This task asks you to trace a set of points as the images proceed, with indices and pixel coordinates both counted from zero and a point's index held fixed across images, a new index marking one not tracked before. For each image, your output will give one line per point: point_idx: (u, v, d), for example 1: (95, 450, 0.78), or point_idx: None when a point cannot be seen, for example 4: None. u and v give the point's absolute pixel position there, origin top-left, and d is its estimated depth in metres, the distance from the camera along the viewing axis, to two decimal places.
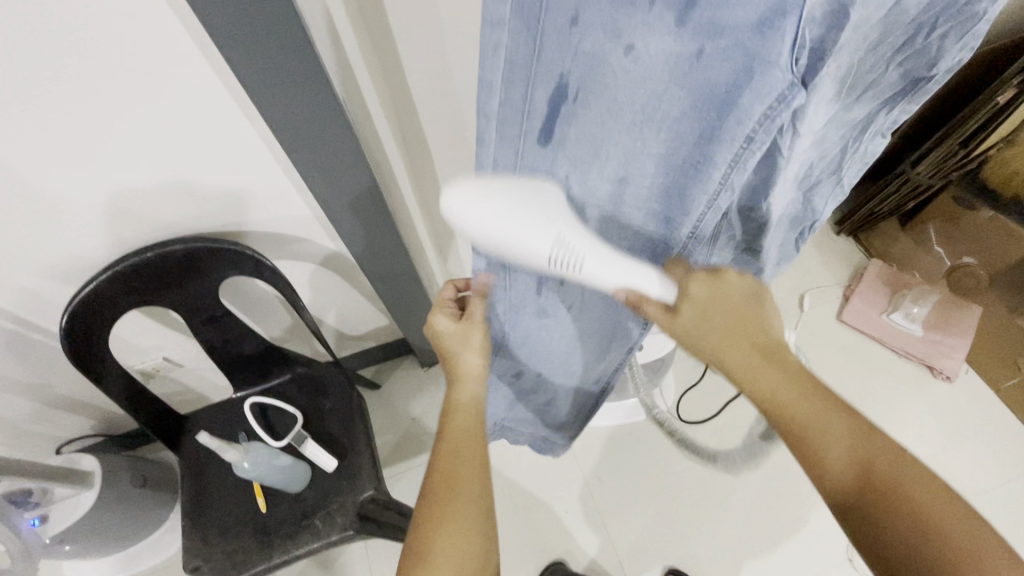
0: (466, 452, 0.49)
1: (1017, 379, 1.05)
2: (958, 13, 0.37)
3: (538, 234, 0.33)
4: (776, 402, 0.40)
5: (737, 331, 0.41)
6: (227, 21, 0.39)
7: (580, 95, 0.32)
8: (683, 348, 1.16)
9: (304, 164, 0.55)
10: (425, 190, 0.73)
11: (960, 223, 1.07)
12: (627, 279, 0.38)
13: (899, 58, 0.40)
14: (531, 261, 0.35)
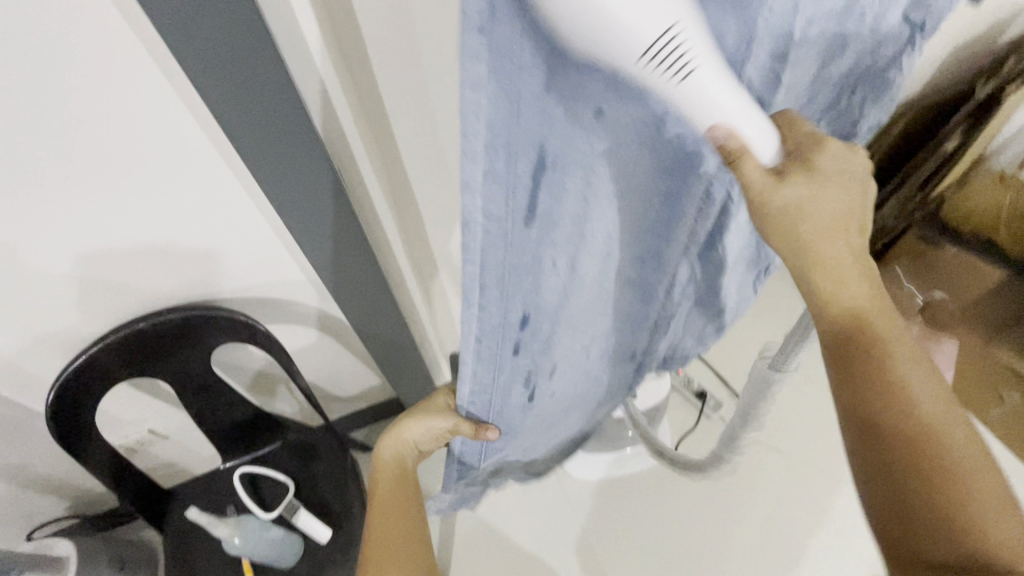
0: (393, 507, 0.56)
1: (1003, 412, 1.08)
2: (876, 77, 0.45)
3: (653, 13, 0.22)
4: (857, 316, 0.37)
5: (839, 228, 0.36)
6: (234, 103, 0.42)
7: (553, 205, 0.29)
8: (675, 394, 1.15)
9: (301, 229, 0.57)
10: (417, 248, 0.75)
11: (924, 260, 1.15)
12: (732, 114, 0.28)
13: (830, 114, 0.48)
14: (615, 68, 0.24)
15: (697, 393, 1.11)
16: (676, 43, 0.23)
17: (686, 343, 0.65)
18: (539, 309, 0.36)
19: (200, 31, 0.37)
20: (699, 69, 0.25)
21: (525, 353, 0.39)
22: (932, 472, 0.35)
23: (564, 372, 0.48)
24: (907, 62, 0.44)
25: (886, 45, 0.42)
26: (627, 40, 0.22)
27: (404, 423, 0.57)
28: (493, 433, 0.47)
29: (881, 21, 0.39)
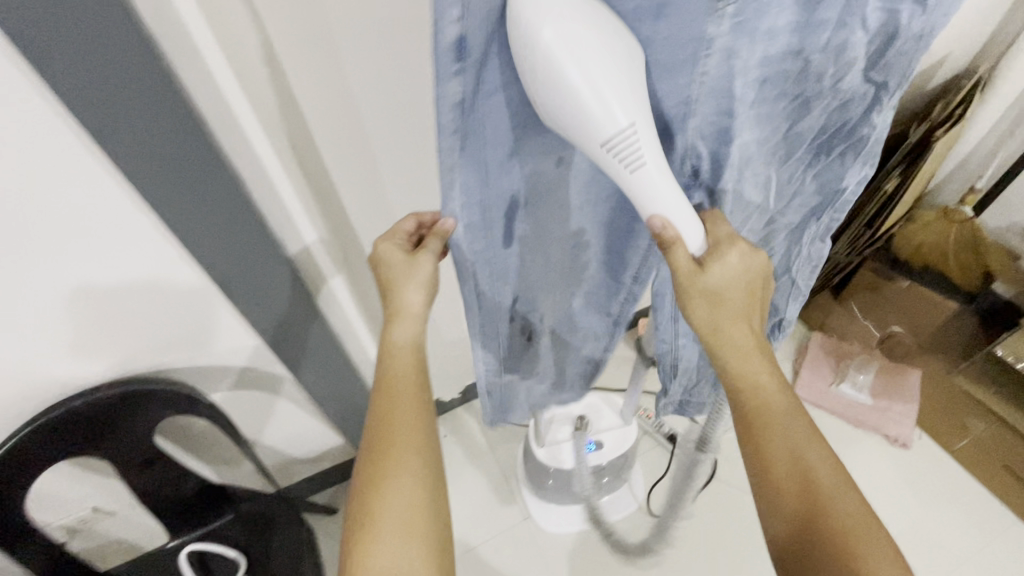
0: (396, 401, 0.47)
1: (965, 441, 1.10)
2: (849, 134, 0.50)
3: (607, 114, 0.32)
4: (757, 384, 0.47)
5: (740, 306, 0.46)
6: (158, 184, 0.43)
7: (529, 198, 0.42)
8: (645, 438, 1.12)
9: (240, 303, 0.57)
10: (372, 305, 0.75)
11: (881, 293, 1.17)
12: (662, 199, 0.38)
13: (813, 169, 0.53)
14: (587, 137, 0.34)
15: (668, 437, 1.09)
16: (627, 140, 0.34)
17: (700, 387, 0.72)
18: (516, 233, 0.44)
19: (118, 118, 0.38)
20: (647, 162, 0.35)
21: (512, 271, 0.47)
22: (824, 519, 0.43)
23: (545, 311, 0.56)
24: (878, 116, 0.48)
25: (853, 102, 0.47)
26: (590, 116, 0.32)
27: (388, 295, 0.48)
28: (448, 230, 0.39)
29: (840, 81, 0.44)
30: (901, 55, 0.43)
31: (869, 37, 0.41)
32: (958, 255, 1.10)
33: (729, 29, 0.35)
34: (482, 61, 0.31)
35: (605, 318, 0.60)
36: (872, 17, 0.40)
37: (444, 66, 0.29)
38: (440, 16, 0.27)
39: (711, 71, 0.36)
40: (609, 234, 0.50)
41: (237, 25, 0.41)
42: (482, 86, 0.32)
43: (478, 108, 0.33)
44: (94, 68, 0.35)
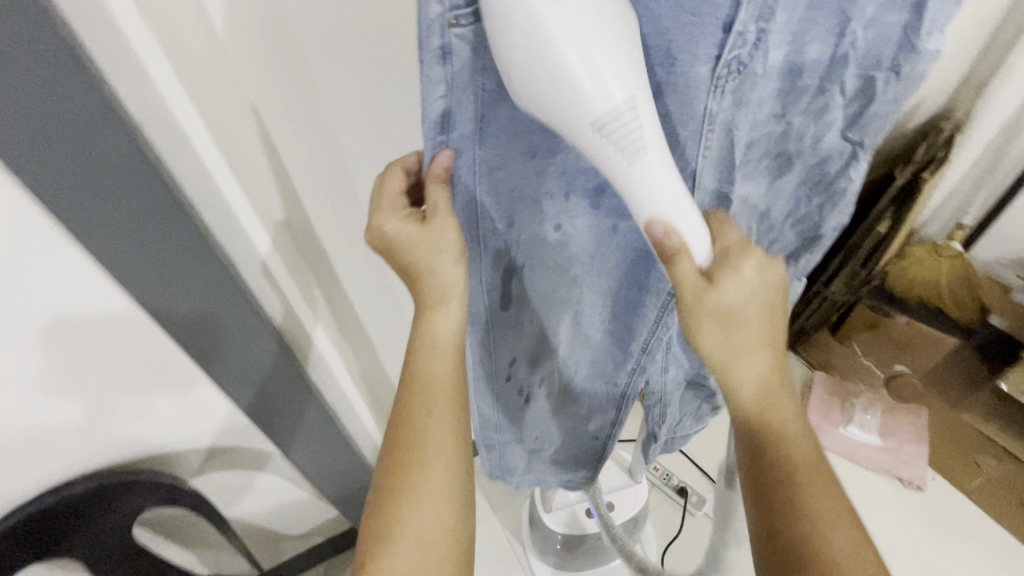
0: (432, 405, 0.41)
1: (979, 479, 1.08)
2: (827, 187, 0.44)
3: (603, 86, 0.26)
4: (763, 414, 0.42)
5: (761, 323, 0.41)
6: (135, 267, 0.40)
7: (529, 269, 0.40)
8: (654, 492, 1.07)
9: (225, 380, 0.53)
10: (366, 367, 0.72)
11: (883, 331, 1.16)
12: (668, 208, 0.31)
13: (791, 220, 0.47)
14: (570, 119, 0.27)
15: (677, 489, 1.05)
16: (628, 122, 0.27)
17: (686, 428, 0.68)
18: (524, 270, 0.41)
19: (97, 201, 0.36)
20: (649, 152, 0.29)
21: (513, 312, 0.44)
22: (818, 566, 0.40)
23: (558, 369, 0.53)
24: (856, 172, 0.43)
25: (832, 159, 0.42)
26: (581, 84, 0.26)
27: (419, 278, 0.38)
28: (444, 159, 0.30)
29: (819, 141, 0.39)
30: (875, 116, 0.38)
31: (846, 100, 0.37)
32: (953, 291, 1.11)
33: (729, 104, 0.31)
34: (477, 141, 0.30)
35: (612, 388, 0.56)
36: (850, 83, 0.35)
37: (428, 138, 0.29)
38: (427, 98, 0.26)
39: (714, 141, 0.33)
40: (614, 308, 0.46)
41: (229, 115, 0.39)
42: (484, 160, 0.31)
43: (478, 184, 0.32)
44: (70, 152, 0.33)
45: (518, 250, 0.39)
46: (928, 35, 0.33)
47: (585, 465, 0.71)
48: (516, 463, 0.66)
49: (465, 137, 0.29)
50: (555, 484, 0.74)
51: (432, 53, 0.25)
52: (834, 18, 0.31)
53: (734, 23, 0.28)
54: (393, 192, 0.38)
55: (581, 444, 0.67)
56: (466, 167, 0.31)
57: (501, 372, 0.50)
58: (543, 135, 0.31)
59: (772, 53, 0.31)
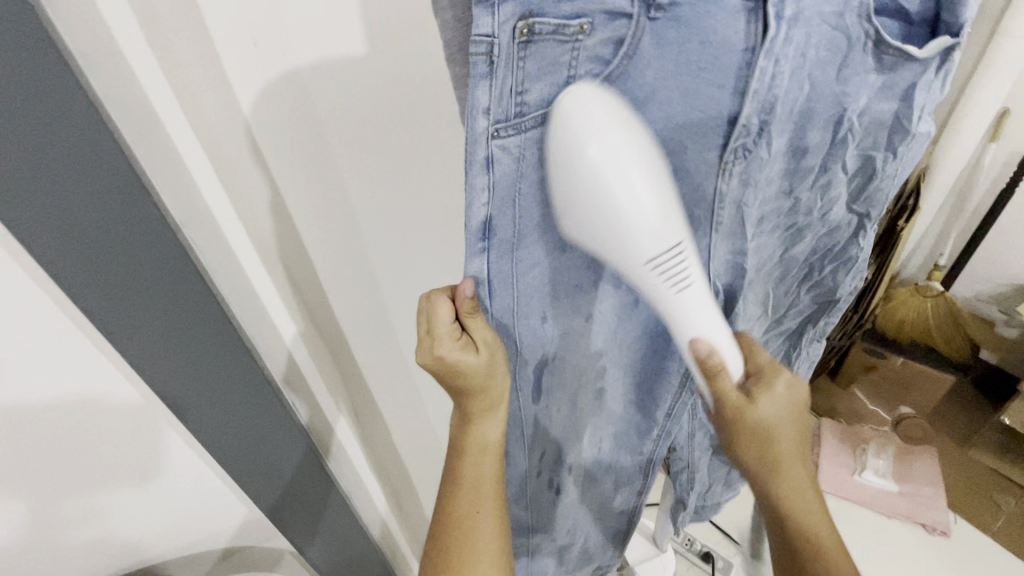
0: (480, 503, 0.42)
1: (1001, 518, 1.07)
2: (838, 255, 0.47)
3: (655, 229, 0.29)
4: (799, 506, 0.45)
5: (799, 428, 0.44)
6: (170, 370, 0.40)
7: (557, 358, 0.40)
8: (678, 559, 1.03)
9: (243, 477, 0.51)
10: (382, 452, 0.70)
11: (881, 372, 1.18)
12: (705, 330, 0.35)
13: (805, 285, 0.50)
14: (627, 255, 0.30)
15: (701, 554, 1.01)
16: (677, 261, 0.31)
17: (715, 491, 0.69)
18: (555, 356, 0.40)
19: (133, 310, 0.36)
20: (691, 279, 0.32)
21: (543, 400, 0.44)
22: None
23: (590, 451, 0.53)
24: (865, 240, 0.45)
25: (840, 229, 0.45)
26: (634, 223, 0.28)
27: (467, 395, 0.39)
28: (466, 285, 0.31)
29: (827, 213, 0.42)
30: (879, 190, 0.41)
31: (849, 177, 0.40)
32: (942, 328, 1.14)
33: (740, 186, 0.34)
34: (513, 248, 0.31)
35: (638, 458, 0.56)
36: (850, 161, 0.38)
37: (470, 244, 0.29)
38: (470, 207, 0.27)
39: (725, 220, 0.35)
40: (639, 379, 0.47)
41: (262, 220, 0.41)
42: (520, 260, 0.32)
43: (516, 283, 0.32)
44: (109, 261, 0.33)
45: (547, 338, 0.38)
46: (915, 117, 0.36)
47: (616, 544, 0.69)
48: (548, 554, 0.63)
49: (504, 244, 0.30)
50: (586, 572, 0.71)
51: (477, 162, 0.26)
52: (832, 109, 0.35)
53: (738, 117, 0.30)
54: (444, 322, 0.36)
55: (609, 523, 0.65)
56: (502, 267, 0.31)
57: (531, 456, 0.49)
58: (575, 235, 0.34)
59: (776, 141, 0.33)
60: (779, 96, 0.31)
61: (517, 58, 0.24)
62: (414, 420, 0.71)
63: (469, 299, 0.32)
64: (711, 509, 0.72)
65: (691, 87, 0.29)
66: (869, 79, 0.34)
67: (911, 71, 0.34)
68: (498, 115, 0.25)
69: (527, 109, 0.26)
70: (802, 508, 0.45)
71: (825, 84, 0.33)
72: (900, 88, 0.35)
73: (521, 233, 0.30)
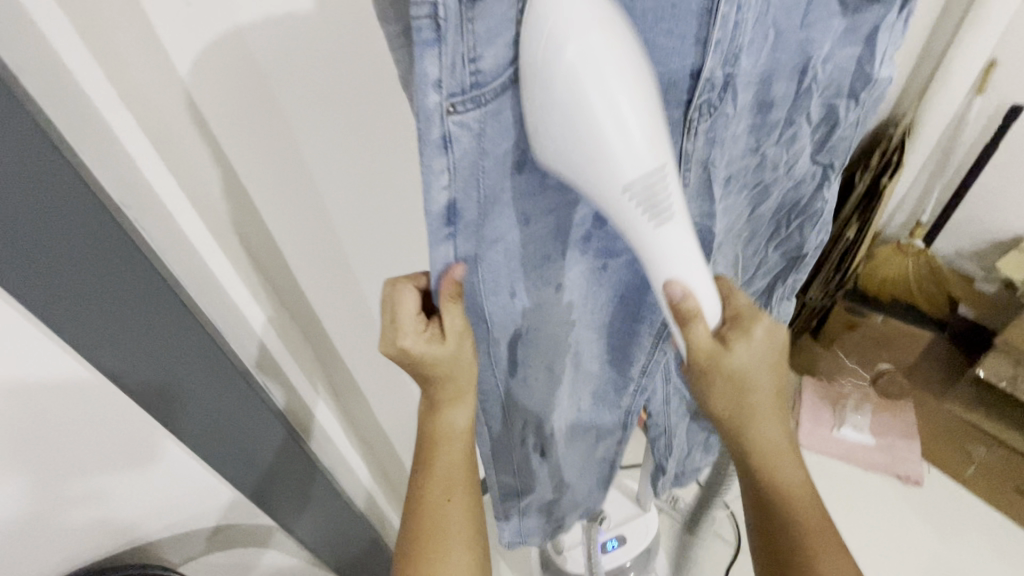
0: (447, 491, 0.43)
1: (974, 466, 1.10)
2: (805, 209, 0.46)
3: (635, 154, 0.26)
4: (767, 450, 0.45)
5: (774, 374, 0.42)
6: (128, 360, 0.39)
7: (531, 332, 0.39)
8: (663, 517, 1.06)
9: (220, 461, 0.51)
10: (366, 428, 0.70)
11: (861, 330, 1.18)
12: (681, 270, 0.31)
13: (773, 243, 0.49)
14: (602, 189, 0.27)
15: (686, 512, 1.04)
16: (655, 190, 0.27)
17: (696, 456, 0.70)
18: (529, 331, 0.39)
19: (79, 300, 0.34)
20: (673, 215, 0.29)
21: (519, 373, 0.42)
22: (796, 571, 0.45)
23: (568, 416, 0.53)
24: (830, 191, 0.44)
25: (805, 182, 0.43)
26: (612, 148, 0.25)
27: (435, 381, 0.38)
28: (456, 270, 0.29)
29: (792, 167, 0.41)
30: (842, 139, 0.40)
31: (813, 127, 0.38)
32: (923, 286, 1.16)
33: (703, 144, 0.32)
34: (478, 227, 0.28)
35: (616, 416, 0.56)
36: (816, 112, 0.37)
37: (433, 232, 0.27)
38: (430, 193, 0.25)
39: (691, 178, 0.34)
40: (611, 343, 0.46)
41: (218, 204, 0.38)
42: (485, 236, 0.29)
43: (481, 260, 0.30)
44: (43, 249, 0.31)
45: (519, 312, 0.36)
46: (880, 62, 0.35)
47: (599, 494, 0.71)
48: (536, 517, 0.64)
49: (470, 225, 0.28)
50: (575, 522, 0.73)
51: (432, 143, 0.23)
52: (796, 59, 0.32)
53: (700, 70, 0.28)
54: (410, 313, 0.35)
55: (594, 476, 0.67)
56: (469, 249, 0.29)
57: (513, 429, 0.48)
58: (534, 199, 0.30)
59: (741, 94, 0.31)
60: (741, 46, 0.29)
61: (467, 18, 0.21)
62: (397, 396, 0.71)
63: (453, 285, 0.30)
64: (692, 473, 0.73)
65: (647, 39, 0.27)
66: (834, 25, 0.32)
67: (874, 13, 0.32)
68: (448, 84, 0.22)
69: (484, 78, 0.23)
70: (770, 452, 0.45)
71: (789, 29, 0.31)
72: (865, 30, 0.33)
73: (485, 212, 0.28)
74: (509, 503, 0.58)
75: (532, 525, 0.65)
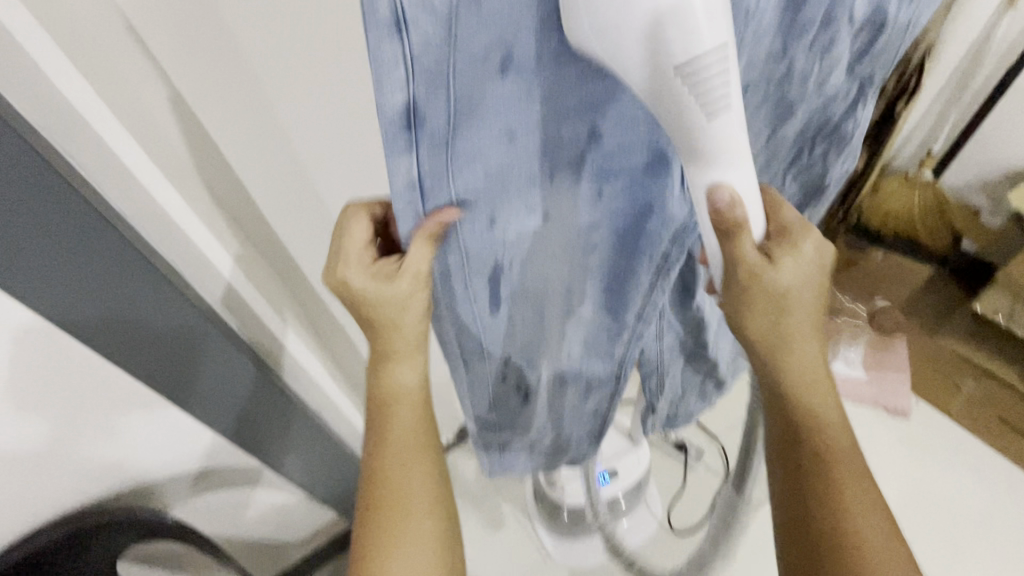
0: (399, 448, 0.46)
1: (962, 399, 1.11)
2: (832, 131, 0.42)
3: (694, 31, 0.23)
4: (805, 378, 0.44)
5: (817, 298, 0.41)
6: (66, 283, 0.36)
7: (514, 264, 0.35)
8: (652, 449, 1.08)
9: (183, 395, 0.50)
10: (349, 368, 0.69)
11: (859, 267, 1.20)
12: (735, 174, 0.29)
13: (792, 173, 0.45)
14: (651, 77, 0.24)
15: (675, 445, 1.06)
16: (710, 83, 0.25)
17: (691, 399, 0.69)
18: (507, 264, 0.34)
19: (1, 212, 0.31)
20: (723, 112, 0.26)
21: (502, 311, 0.39)
22: (822, 501, 0.45)
23: (555, 357, 0.50)
24: (861, 109, 0.40)
25: (837, 101, 0.38)
26: (660, 29, 0.23)
27: (384, 331, 0.39)
28: (452, 215, 0.28)
29: (824, 83, 0.36)
30: (885, 45, 0.35)
31: (854, 32, 0.33)
32: (925, 220, 1.16)
33: None
34: (448, 139, 0.24)
35: (608, 360, 0.53)
36: (860, 10, 0.32)
37: (391, 140, 0.23)
38: (382, 90, 0.21)
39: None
40: (604, 286, 0.42)
41: (154, 112, 0.35)
42: (456, 154, 0.25)
43: (454, 182, 0.26)
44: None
45: (500, 244, 0.32)
46: None
47: (589, 441, 0.70)
48: (521, 452, 0.64)
49: (437, 136, 0.24)
50: (562, 462, 0.73)
51: (383, 22, 0.19)
52: None
53: None
54: (359, 242, 0.37)
55: (585, 425, 0.66)
56: (435, 166, 0.25)
57: (494, 367, 0.45)
58: (525, 112, 0.25)
59: None
60: None
61: None
62: None
63: (431, 235, 0.28)
64: (687, 415, 0.72)
65: None
66: None
67: None
68: None
69: None
70: (807, 379, 0.44)
71: None
72: None
73: (456, 123, 0.24)
74: (491, 436, 0.58)
75: (514, 460, 0.65)
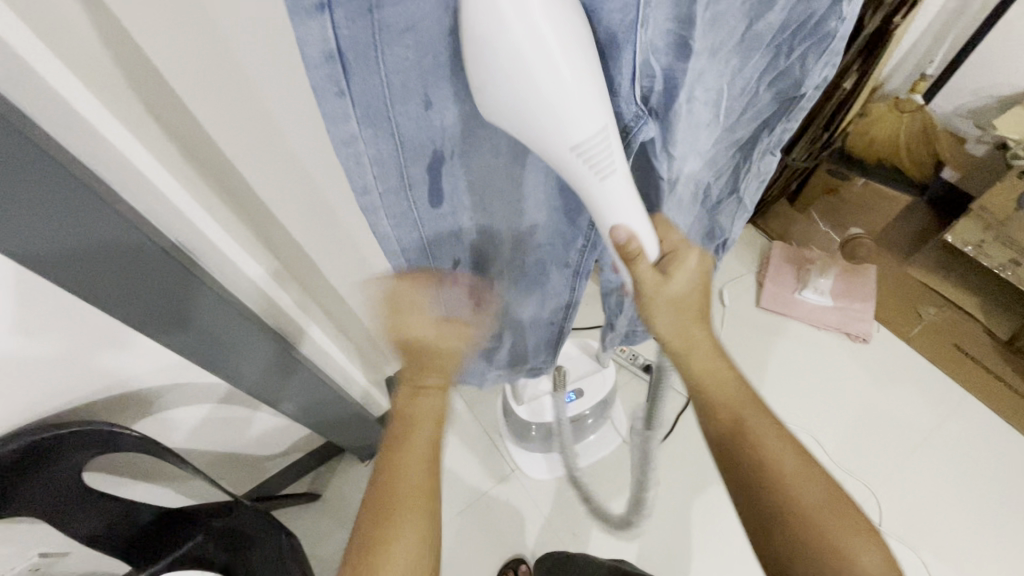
0: (413, 449, 0.47)
1: (920, 325, 1.15)
2: (813, 32, 0.39)
3: (581, 125, 0.28)
4: (697, 367, 0.48)
5: (696, 294, 0.46)
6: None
7: (459, 150, 0.34)
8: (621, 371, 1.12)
9: (164, 330, 0.49)
10: (314, 287, 0.68)
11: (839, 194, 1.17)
12: (627, 222, 0.37)
13: (767, 76, 0.43)
14: (553, 144, 0.30)
15: (643, 367, 1.10)
16: (602, 154, 0.31)
17: None
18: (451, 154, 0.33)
19: None
20: (615, 170, 0.33)
21: (449, 209, 0.38)
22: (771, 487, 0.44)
23: (504, 268, 0.51)
24: (849, 7, 0.37)
25: None
26: (555, 125, 0.28)
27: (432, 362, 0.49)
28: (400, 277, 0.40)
29: None
30: None
31: None
32: (911, 148, 1.11)
33: None
34: (372, 5, 0.22)
35: (564, 271, 0.55)
36: None
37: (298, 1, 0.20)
38: None
39: None
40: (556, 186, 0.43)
41: None
42: (383, 22, 0.23)
43: (384, 60, 0.24)
44: None
45: (440, 133, 0.31)
46: None
47: (546, 353, 0.72)
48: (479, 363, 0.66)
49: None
50: (519, 374, 0.76)
51: None
52: None
53: None
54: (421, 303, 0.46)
55: (540, 336, 0.67)
56: (357, 38, 0.23)
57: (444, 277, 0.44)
58: None
59: None
60: None
61: None
62: (345, 256, 0.67)
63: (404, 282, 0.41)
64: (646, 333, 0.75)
65: None
66: None
67: None
68: None
69: None
70: (706, 371, 0.48)
71: None
72: None
73: None
74: None
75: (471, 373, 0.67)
